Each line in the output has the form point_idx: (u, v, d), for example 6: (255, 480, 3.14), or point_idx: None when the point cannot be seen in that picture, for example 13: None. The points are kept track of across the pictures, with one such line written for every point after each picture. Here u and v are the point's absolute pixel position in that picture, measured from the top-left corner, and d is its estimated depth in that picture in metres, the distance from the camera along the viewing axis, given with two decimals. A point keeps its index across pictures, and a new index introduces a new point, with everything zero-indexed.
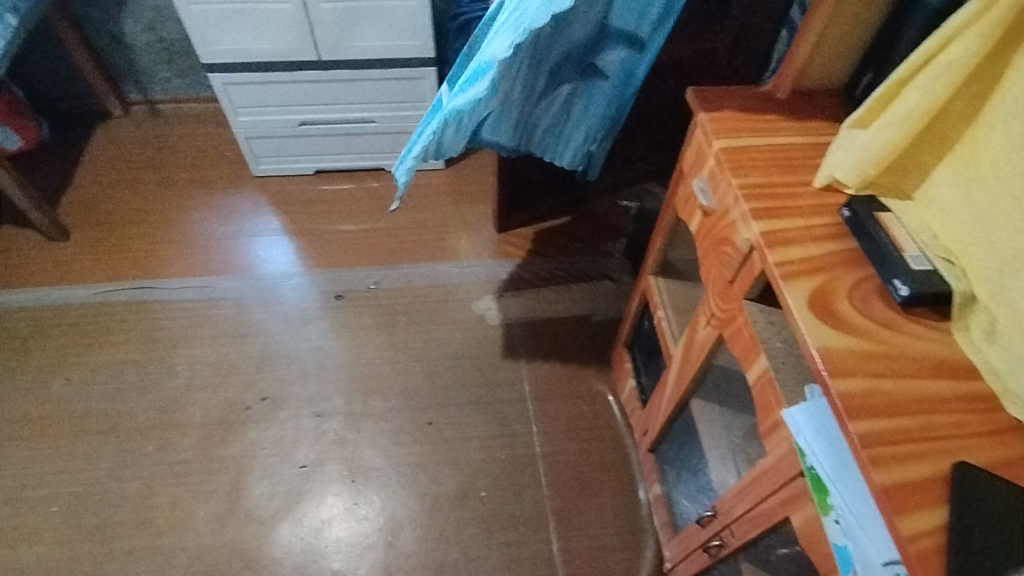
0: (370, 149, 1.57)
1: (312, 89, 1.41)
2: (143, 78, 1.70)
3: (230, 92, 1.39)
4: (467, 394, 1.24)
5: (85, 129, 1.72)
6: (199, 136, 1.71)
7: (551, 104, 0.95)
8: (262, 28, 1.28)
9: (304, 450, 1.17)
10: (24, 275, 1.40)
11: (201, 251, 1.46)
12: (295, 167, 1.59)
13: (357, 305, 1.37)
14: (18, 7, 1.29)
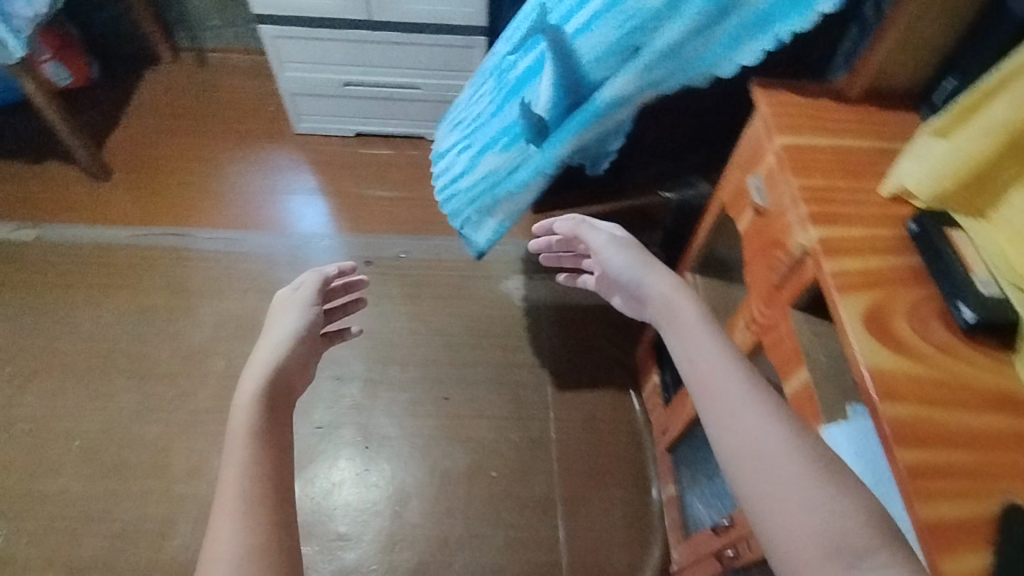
0: (413, 116, 1.55)
1: (359, 50, 1.39)
2: (194, 26, 1.71)
3: (276, 46, 1.38)
4: (486, 372, 1.23)
5: (134, 71, 1.73)
6: (243, 87, 1.71)
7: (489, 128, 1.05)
8: None
9: (321, 412, 1.17)
10: (65, 213, 1.42)
11: (239, 203, 1.48)
12: (335, 128, 1.59)
13: (384, 273, 1.37)
14: None
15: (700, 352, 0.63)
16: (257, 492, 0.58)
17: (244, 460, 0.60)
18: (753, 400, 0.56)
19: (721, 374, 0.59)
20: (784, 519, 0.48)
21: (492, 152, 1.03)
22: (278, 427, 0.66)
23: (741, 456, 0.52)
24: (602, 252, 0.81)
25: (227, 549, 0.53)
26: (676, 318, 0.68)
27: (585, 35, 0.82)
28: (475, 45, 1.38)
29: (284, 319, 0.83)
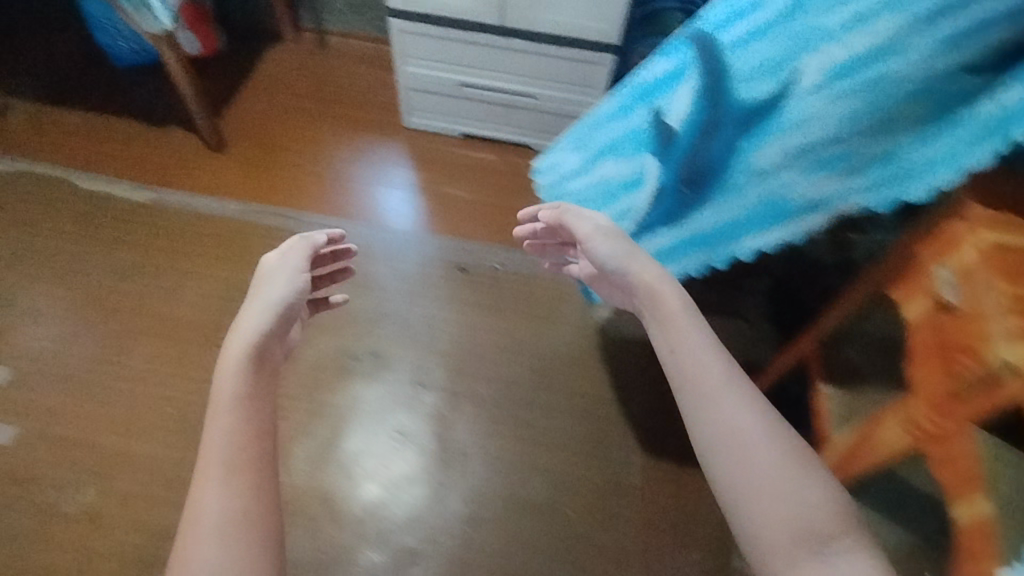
0: (524, 125, 1.52)
1: (484, 54, 1.36)
2: (320, 8, 1.73)
3: (402, 40, 1.37)
4: (571, 403, 1.20)
5: (257, 46, 1.77)
6: (359, 75, 1.73)
7: (610, 133, 1.06)
8: None
9: (403, 417, 1.17)
10: (181, 179, 1.46)
11: (343, 192, 1.49)
12: (444, 126, 1.58)
13: (478, 283, 1.35)
14: None
15: (682, 344, 0.72)
16: (236, 455, 0.67)
17: (226, 427, 0.68)
18: (727, 389, 0.67)
19: (699, 365, 0.69)
20: (756, 490, 0.60)
21: (611, 158, 1.04)
22: (258, 386, 0.74)
23: (722, 440, 0.64)
24: (590, 239, 0.88)
25: (214, 509, 0.63)
26: (658, 309, 0.77)
27: (742, 48, 0.84)
28: (603, 62, 1.32)
29: (270, 285, 0.86)
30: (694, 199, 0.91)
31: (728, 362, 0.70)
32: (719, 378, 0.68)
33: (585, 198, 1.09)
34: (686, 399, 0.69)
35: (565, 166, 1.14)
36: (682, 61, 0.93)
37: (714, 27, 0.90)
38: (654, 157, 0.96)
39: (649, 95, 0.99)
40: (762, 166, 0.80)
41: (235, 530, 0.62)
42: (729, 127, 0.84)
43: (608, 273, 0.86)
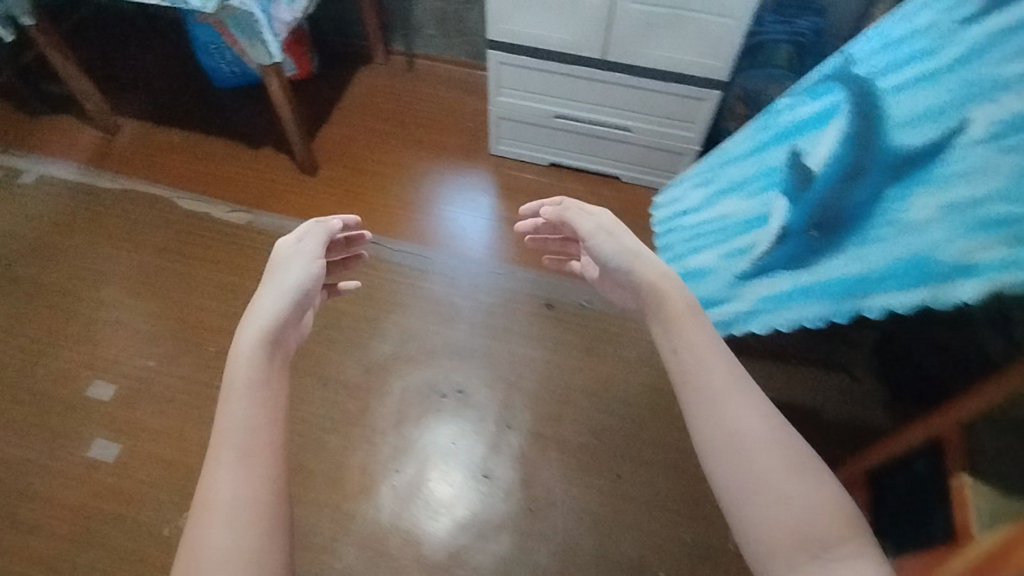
0: (615, 157, 1.48)
1: (581, 86, 1.33)
2: (411, 32, 1.75)
3: (499, 71, 1.36)
4: (662, 455, 1.15)
5: (348, 68, 1.80)
6: (446, 100, 1.73)
7: (740, 170, 0.98)
8: (558, 17, 1.20)
9: (489, 459, 1.14)
10: (275, 202, 1.49)
11: (430, 220, 1.49)
12: (532, 155, 1.55)
13: (565, 320, 1.31)
14: None
15: (685, 347, 0.67)
16: (253, 436, 0.65)
17: (245, 410, 0.66)
18: (732, 392, 0.62)
19: (702, 370, 0.64)
20: (764, 499, 0.55)
21: (735, 197, 0.97)
22: (273, 370, 0.72)
23: (724, 447, 0.59)
24: (592, 238, 0.84)
25: (229, 491, 0.61)
26: (660, 310, 0.71)
27: (905, 92, 0.70)
28: (708, 99, 1.27)
29: (290, 270, 0.83)
30: (821, 248, 0.79)
31: (729, 364, 0.65)
32: (723, 381, 0.63)
33: (704, 233, 1.03)
34: (692, 406, 0.63)
35: (694, 199, 1.08)
36: (830, 102, 0.81)
37: (873, 64, 0.76)
38: (783, 199, 0.85)
39: (788, 134, 0.88)
40: (901, 216, 0.66)
41: (247, 512, 0.60)
42: (873, 175, 0.71)
43: (610, 272, 0.82)
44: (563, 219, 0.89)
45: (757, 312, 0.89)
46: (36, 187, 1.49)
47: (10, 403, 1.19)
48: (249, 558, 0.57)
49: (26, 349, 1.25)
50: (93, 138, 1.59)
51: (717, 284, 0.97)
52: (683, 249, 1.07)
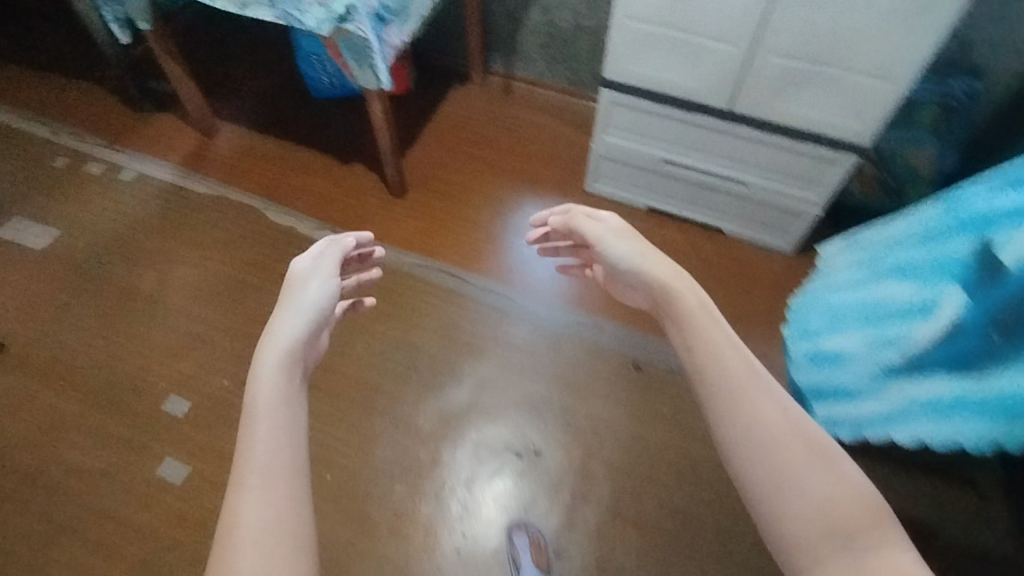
0: (721, 209, 1.37)
1: (696, 134, 1.23)
2: (514, 54, 1.68)
3: (608, 111, 1.27)
4: (753, 556, 1.04)
5: (444, 85, 1.75)
6: (542, 128, 1.66)
7: (895, 249, 0.76)
8: (685, 62, 1.11)
9: (563, 535, 1.06)
10: (361, 223, 1.46)
11: (517, 256, 1.41)
12: (629, 197, 1.46)
13: (656, 386, 1.21)
14: None
15: (695, 341, 0.61)
16: (281, 461, 0.57)
17: (270, 434, 0.58)
18: (743, 380, 0.56)
19: (712, 365, 0.58)
20: (785, 494, 0.49)
21: (889, 281, 0.75)
22: (295, 385, 0.64)
23: (742, 444, 0.53)
24: (602, 243, 0.78)
25: (256, 519, 0.52)
26: (672, 308, 0.66)
27: None
28: (840, 162, 1.14)
29: (309, 289, 0.74)
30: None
31: (740, 352, 0.59)
32: (735, 371, 0.57)
33: (849, 314, 0.80)
34: (707, 404, 0.57)
35: (840, 273, 0.84)
36: None
37: None
38: (962, 293, 0.65)
39: (975, 216, 0.66)
40: None
41: (277, 544, 0.52)
42: None
43: (619, 276, 0.76)
44: (571, 226, 0.84)
45: (903, 419, 0.71)
46: (134, 185, 1.51)
47: (90, 408, 1.19)
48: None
49: (110, 354, 1.25)
50: (191, 140, 1.61)
51: (855, 380, 0.77)
52: (817, 330, 0.84)
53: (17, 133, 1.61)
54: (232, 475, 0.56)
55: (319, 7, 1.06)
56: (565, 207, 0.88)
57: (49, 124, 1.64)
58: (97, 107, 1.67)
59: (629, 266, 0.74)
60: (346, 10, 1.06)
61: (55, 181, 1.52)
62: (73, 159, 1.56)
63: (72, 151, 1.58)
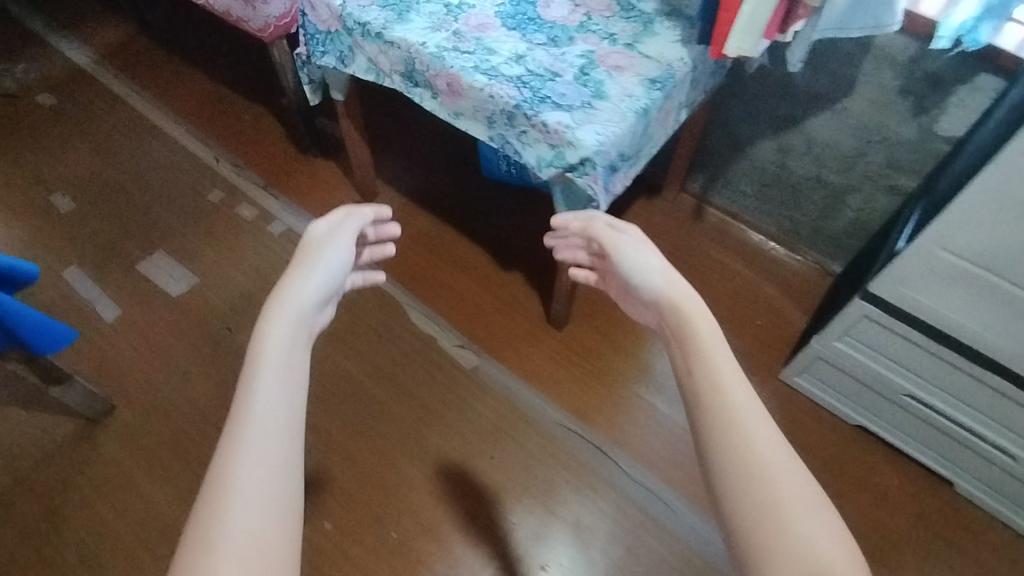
0: (960, 461, 1.09)
1: (969, 387, 0.96)
2: (720, 181, 1.43)
3: (855, 324, 1.01)
4: None
5: (628, 193, 1.53)
6: (732, 275, 1.41)
7: None
8: (1001, 316, 0.84)
9: None
10: (511, 353, 1.27)
11: (681, 443, 1.17)
12: (835, 404, 1.20)
13: None
14: (694, 102, 1.06)
15: (699, 363, 0.57)
16: (281, 411, 0.52)
17: (271, 385, 0.53)
18: (736, 407, 0.52)
19: (713, 391, 0.54)
20: (775, 529, 0.46)
21: None
22: (303, 347, 0.59)
23: (735, 471, 0.49)
24: (619, 253, 0.78)
25: (252, 470, 0.48)
26: (680, 330, 0.61)
27: None
28: None
29: (330, 253, 0.70)
30: None
31: (744, 385, 0.54)
32: (737, 400, 0.53)
33: None
34: (704, 442, 0.51)
35: None
36: None
37: None
38: None
39: None
40: None
41: (271, 491, 0.47)
42: None
43: (630, 286, 0.73)
44: (589, 233, 0.84)
45: None
46: (281, 240, 1.40)
47: (183, 510, 1.07)
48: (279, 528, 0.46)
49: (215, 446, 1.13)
50: (348, 200, 1.47)
51: None
52: None
53: (182, 152, 1.55)
54: (227, 427, 0.51)
55: (545, 146, 0.89)
56: (588, 214, 0.88)
57: (215, 147, 1.56)
58: (263, 138, 1.58)
59: (642, 271, 0.72)
60: (580, 161, 0.86)
61: (207, 217, 1.43)
62: (228, 195, 1.47)
63: (229, 185, 1.49)
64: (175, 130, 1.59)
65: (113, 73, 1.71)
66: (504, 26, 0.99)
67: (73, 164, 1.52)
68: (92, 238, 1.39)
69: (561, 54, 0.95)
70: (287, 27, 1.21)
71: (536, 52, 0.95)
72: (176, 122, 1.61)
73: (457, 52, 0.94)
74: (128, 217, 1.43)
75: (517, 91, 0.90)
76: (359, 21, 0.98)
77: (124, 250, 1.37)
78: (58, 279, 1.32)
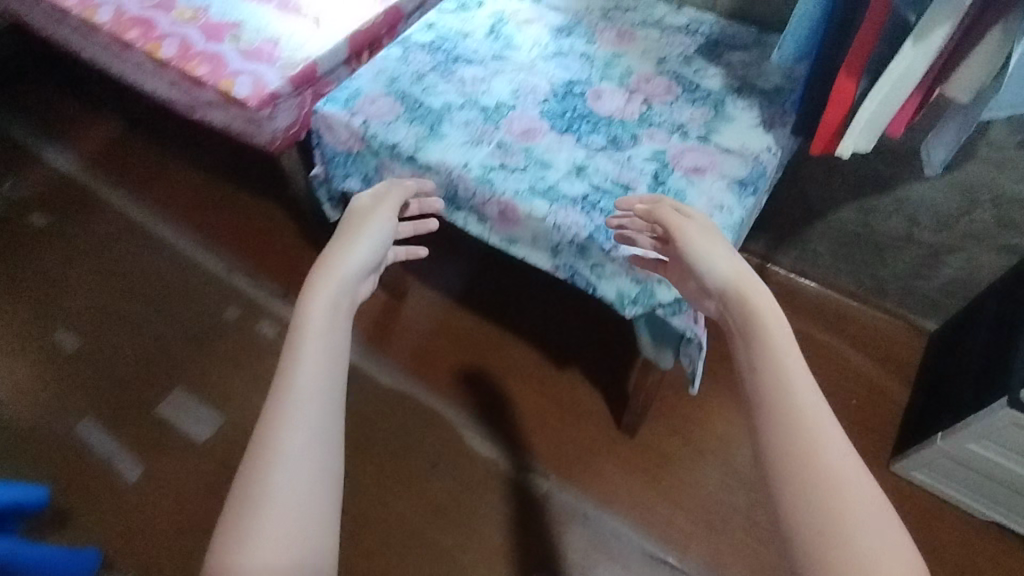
0: None
1: None
2: (788, 241, 1.28)
3: (1002, 429, 0.86)
4: None
5: None
6: (816, 344, 1.25)
7: None
8: None
9: None
10: (583, 472, 1.12)
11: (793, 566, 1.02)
12: (963, 500, 1.04)
13: None
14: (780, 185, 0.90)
15: (764, 360, 0.50)
16: (327, 382, 0.48)
17: (313, 350, 0.49)
18: (796, 391, 0.48)
19: (769, 362, 0.50)
20: (819, 523, 0.41)
21: None
22: (346, 308, 0.54)
23: (790, 463, 0.44)
24: (683, 238, 0.63)
25: (298, 444, 0.44)
26: (743, 316, 0.54)
27: None
28: None
29: (376, 224, 0.65)
30: None
31: (813, 389, 0.48)
32: (796, 380, 0.48)
33: None
34: (762, 424, 0.47)
35: None
36: None
37: None
38: None
39: None
40: None
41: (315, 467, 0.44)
42: None
43: (692, 272, 0.61)
44: (655, 216, 0.67)
45: None
46: None
47: None
48: (316, 501, 0.43)
49: None
50: (376, 303, 1.33)
51: None
52: None
53: (192, 266, 1.41)
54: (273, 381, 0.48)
55: (628, 280, 0.74)
56: (656, 197, 0.69)
57: (225, 256, 1.43)
58: (276, 241, 1.44)
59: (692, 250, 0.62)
60: (675, 299, 0.71)
61: (226, 341, 1.30)
62: (245, 312, 1.34)
63: (246, 300, 1.36)
64: (181, 241, 1.46)
65: (105, 181, 1.58)
66: (554, 129, 0.85)
67: (74, 292, 1.39)
68: (103, 379, 1.26)
69: (627, 159, 0.82)
70: (295, 136, 1.07)
71: (596, 160, 0.82)
72: (180, 231, 1.48)
73: (505, 171, 0.81)
74: (141, 350, 1.30)
75: (586, 216, 0.76)
76: (387, 143, 0.85)
77: (140, 392, 1.24)
78: (70, 436, 1.19)
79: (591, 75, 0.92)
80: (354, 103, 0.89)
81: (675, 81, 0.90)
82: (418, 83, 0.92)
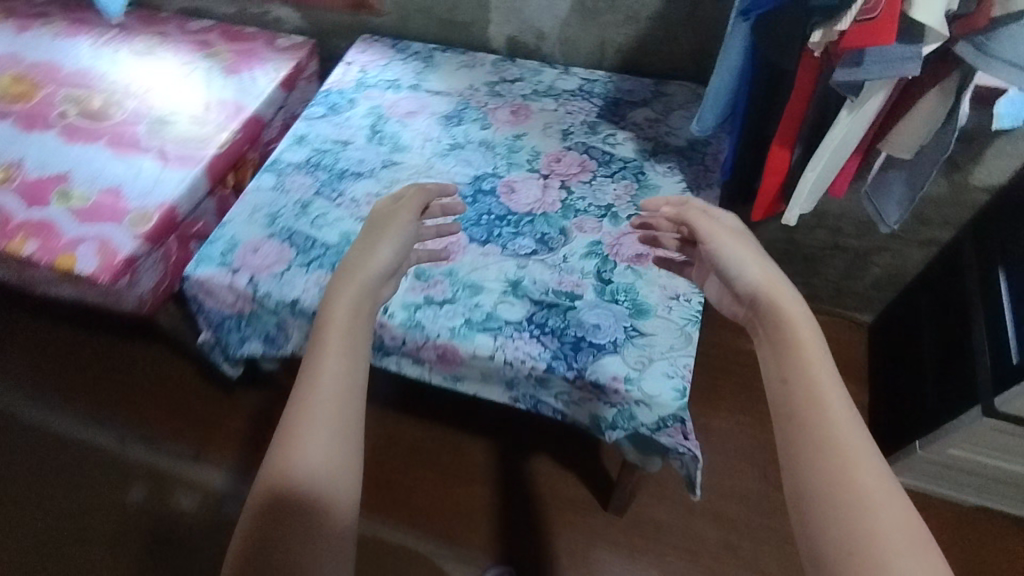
0: None
1: None
2: None
3: (978, 433, 0.85)
4: None
5: None
6: None
7: None
8: None
9: None
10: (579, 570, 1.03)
11: None
12: (945, 491, 1.04)
13: None
14: None
15: (796, 373, 0.44)
16: (348, 384, 0.43)
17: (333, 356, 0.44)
18: (828, 400, 0.42)
19: (790, 365, 0.45)
20: (852, 532, 0.37)
21: None
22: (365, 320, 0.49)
23: (820, 476, 0.39)
24: (713, 241, 0.57)
25: (317, 435, 0.41)
26: (772, 317, 0.49)
27: None
28: None
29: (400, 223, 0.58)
30: None
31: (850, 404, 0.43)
32: (825, 386, 0.43)
33: None
34: (781, 435, 0.43)
35: None
36: None
37: None
38: None
39: None
40: None
41: (340, 406, 0.42)
42: None
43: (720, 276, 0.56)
44: (681, 217, 0.61)
45: None
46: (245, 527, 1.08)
47: None
48: (333, 486, 0.39)
49: None
50: None
51: None
52: None
53: (72, 446, 1.18)
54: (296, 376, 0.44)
55: (600, 404, 0.66)
56: (684, 196, 0.65)
57: (111, 424, 1.20)
58: (171, 388, 1.24)
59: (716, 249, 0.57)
60: (658, 420, 0.64)
61: (137, 529, 1.10)
62: (154, 487, 1.14)
63: (150, 470, 1.15)
64: (49, 417, 1.21)
65: None
66: (475, 241, 0.75)
67: None
68: None
69: (563, 261, 0.73)
70: (169, 290, 0.91)
71: (530, 270, 0.72)
72: (46, 405, 1.23)
73: (433, 306, 0.70)
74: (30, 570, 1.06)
75: (539, 343, 0.66)
76: (285, 300, 0.72)
77: None
78: None
79: (497, 166, 0.83)
80: (232, 257, 0.75)
81: (587, 155, 0.83)
82: (303, 215, 0.79)
